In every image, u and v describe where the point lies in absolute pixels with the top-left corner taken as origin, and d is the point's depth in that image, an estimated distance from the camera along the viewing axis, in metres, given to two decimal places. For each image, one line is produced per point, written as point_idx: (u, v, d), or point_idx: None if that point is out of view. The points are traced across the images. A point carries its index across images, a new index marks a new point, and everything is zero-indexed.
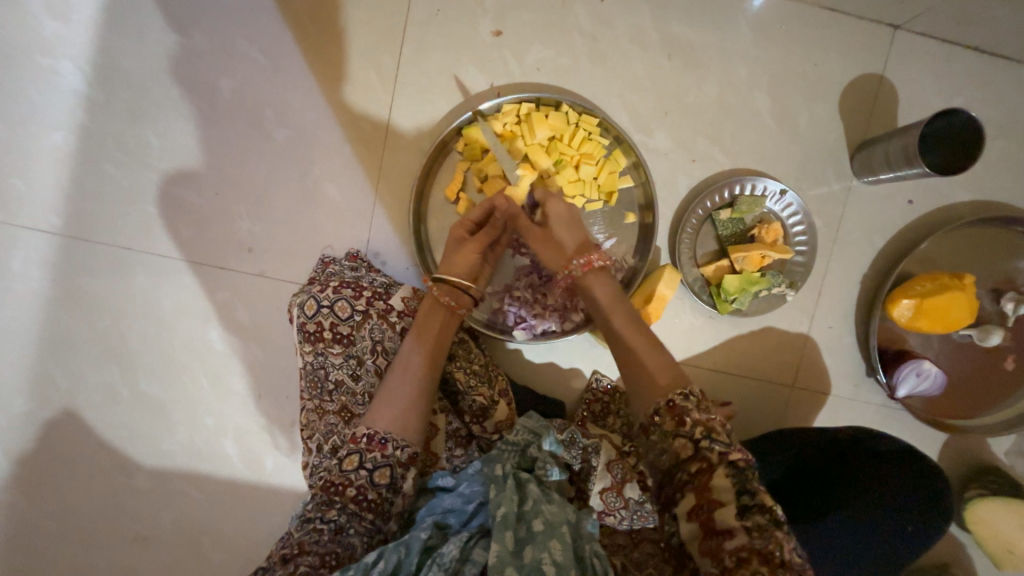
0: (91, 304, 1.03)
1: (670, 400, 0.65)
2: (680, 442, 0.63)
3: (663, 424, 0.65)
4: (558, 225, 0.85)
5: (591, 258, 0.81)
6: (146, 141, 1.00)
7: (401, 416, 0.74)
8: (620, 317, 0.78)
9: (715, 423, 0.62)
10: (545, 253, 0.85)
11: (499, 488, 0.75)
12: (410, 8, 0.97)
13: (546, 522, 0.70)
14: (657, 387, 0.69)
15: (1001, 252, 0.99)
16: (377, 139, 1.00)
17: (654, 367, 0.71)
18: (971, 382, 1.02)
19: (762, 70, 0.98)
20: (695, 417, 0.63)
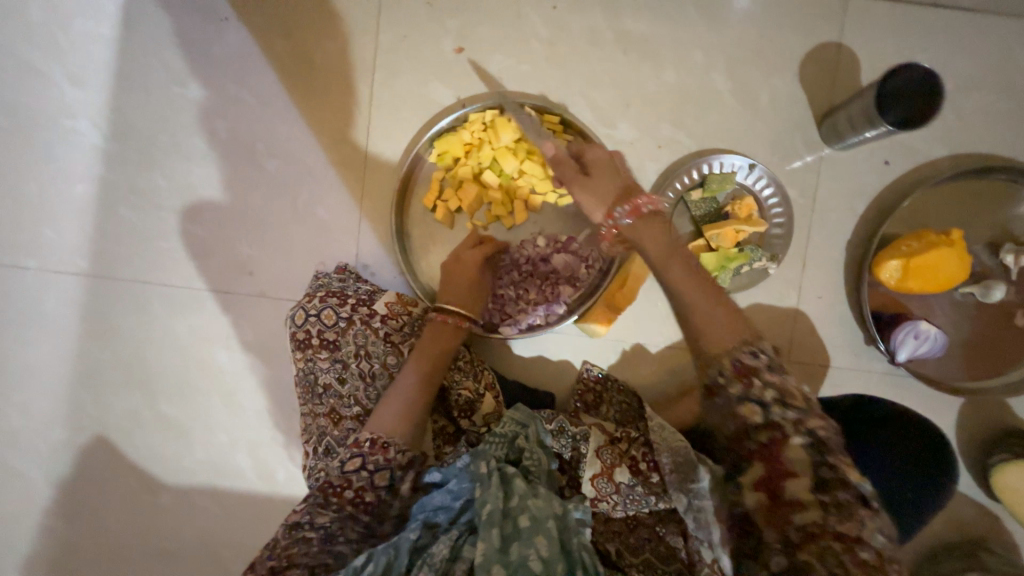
0: (116, 336, 1.13)
1: (738, 361, 0.64)
2: (747, 407, 0.62)
3: (729, 387, 0.64)
4: (603, 175, 0.82)
5: (637, 203, 0.77)
6: (155, 184, 1.10)
7: (403, 419, 0.80)
8: (677, 266, 0.72)
9: (791, 388, 0.62)
10: (585, 200, 0.82)
11: (484, 486, 0.74)
12: (378, 37, 1.06)
13: (532, 517, 0.71)
14: (724, 334, 0.66)
15: (992, 203, 0.96)
16: (358, 159, 1.07)
17: (718, 318, 0.67)
18: (981, 341, 0.97)
19: (718, 52, 1.00)
20: (766, 378, 0.62)
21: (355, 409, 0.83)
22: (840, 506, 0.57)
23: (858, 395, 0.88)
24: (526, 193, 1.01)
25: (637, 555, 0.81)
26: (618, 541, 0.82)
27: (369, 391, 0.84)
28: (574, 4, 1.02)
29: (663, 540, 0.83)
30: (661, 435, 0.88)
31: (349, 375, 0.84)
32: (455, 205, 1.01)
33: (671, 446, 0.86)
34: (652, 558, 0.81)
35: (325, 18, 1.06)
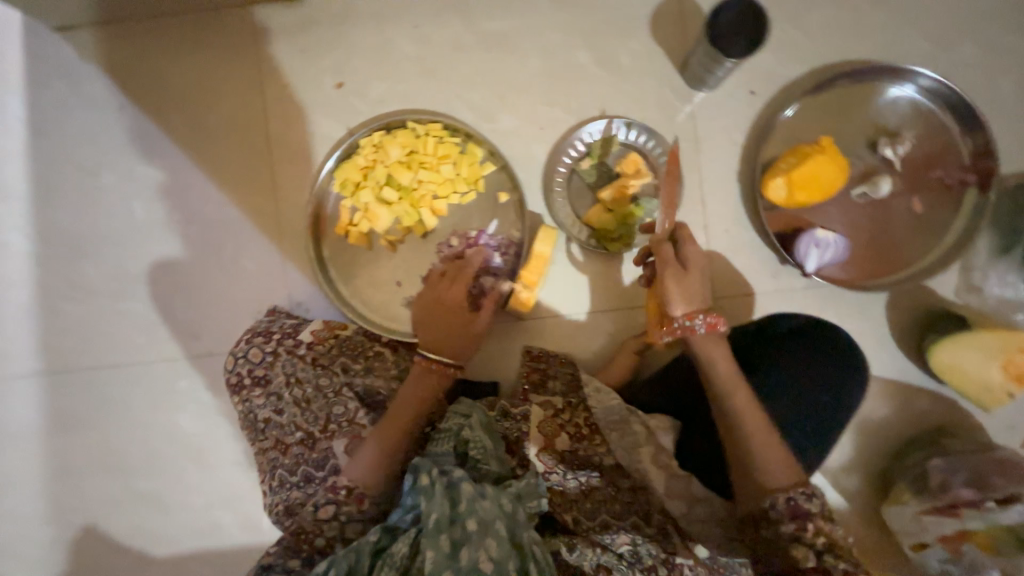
0: (82, 426, 1.17)
1: (794, 499, 0.72)
2: (795, 543, 0.72)
3: (780, 523, 0.73)
4: (697, 275, 0.80)
5: (715, 321, 0.78)
6: (90, 274, 1.16)
7: (379, 460, 0.81)
8: (744, 395, 0.77)
9: (836, 536, 0.71)
10: (675, 295, 0.78)
11: (427, 496, 0.71)
12: (264, 91, 1.12)
13: (481, 520, 0.69)
14: (782, 476, 0.74)
15: (860, 103, 0.99)
16: (270, 207, 1.13)
17: (775, 457, 0.74)
18: (887, 235, 1.00)
19: (572, 30, 1.06)
20: (816, 523, 0.71)
21: (297, 435, 0.86)
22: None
23: (765, 316, 0.93)
24: (430, 200, 1.05)
25: (594, 519, 0.81)
26: (575, 509, 0.82)
27: (307, 415, 0.86)
28: (431, 18, 1.09)
29: (617, 500, 0.83)
30: (599, 400, 0.91)
31: (285, 404, 0.87)
32: (366, 228, 1.06)
33: (608, 409, 0.89)
34: (609, 519, 0.81)
35: (211, 87, 1.13)
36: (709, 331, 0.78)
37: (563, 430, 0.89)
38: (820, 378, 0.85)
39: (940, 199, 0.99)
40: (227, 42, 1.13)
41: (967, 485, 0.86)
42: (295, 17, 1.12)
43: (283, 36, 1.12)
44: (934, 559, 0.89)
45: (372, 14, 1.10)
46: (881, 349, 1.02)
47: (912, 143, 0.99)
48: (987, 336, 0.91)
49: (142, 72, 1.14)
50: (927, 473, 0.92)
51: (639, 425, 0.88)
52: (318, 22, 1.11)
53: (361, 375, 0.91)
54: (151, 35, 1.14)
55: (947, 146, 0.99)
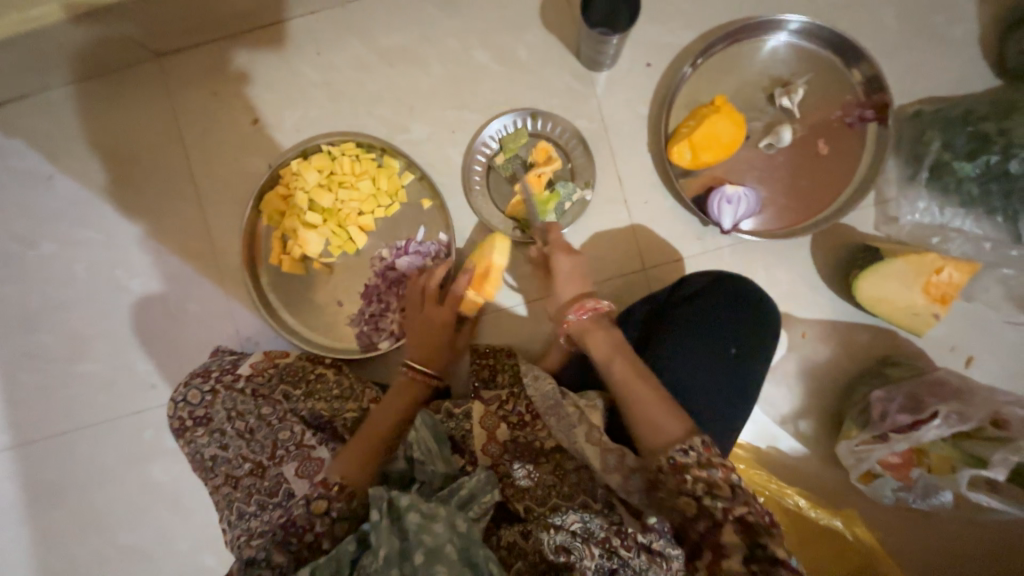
0: (55, 492, 1.18)
1: (671, 458, 0.70)
2: (684, 499, 0.69)
3: (669, 481, 0.70)
4: (562, 280, 0.89)
5: (585, 310, 0.86)
6: (42, 341, 1.17)
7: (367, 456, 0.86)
8: (620, 363, 0.80)
9: (718, 482, 0.67)
10: (551, 302, 0.91)
11: (375, 533, 0.70)
12: (184, 139, 1.16)
13: (428, 550, 0.69)
14: (663, 437, 0.72)
15: (749, 61, 1.04)
16: (206, 248, 1.15)
17: (659, 418, 0.74)
18: (800, 180, 1.02)
19: (467, 33, 1.10)
20: (695, 474, 0.69)
21: (246, 466, 0.89)
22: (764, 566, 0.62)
23: (678, 279, 0.94)
24: (356, 218, 1.08)
25: (544, 504, 0.81)
26: (526, 497, 0.83)
27: (252, 446, 0.90)
28: (333, 44, 1.12)
29: (565, 482, 0.84)
30: (535, 386, 0.90)
31: (229, 439, 0.91)
32: (298, 254, 1.08)
33: (543, 394, 0.89)
34: (558, 501, 0.82)
35: (134, 141, 1.16)
36: (591, 322, 0.86)
37: (504, 421, 0.90)
38: (726, 330, 0.84)
39: (844, 138, 1.02)
40: (142, 96, 1.16)
41: (904, 411, 0.88)
42: (204, 63, 1.15)
43: (195, 82, 1.15)
44: (887, 489, 0.88)
45: (276, 49, 1.13)
46: (814, 292, 1.03)
47: (805, 89, 1.02)
48: (900, 263, 0.92)
49: (64, 138, 1.17)
50: (870, 405, 0.93)
51: (571, 406, 0.86)
52: (228, 64, 1.15)
53: (303, 399, 0.94)
54: (68, 101, 1.17)
55: (842, 85, 1.02)
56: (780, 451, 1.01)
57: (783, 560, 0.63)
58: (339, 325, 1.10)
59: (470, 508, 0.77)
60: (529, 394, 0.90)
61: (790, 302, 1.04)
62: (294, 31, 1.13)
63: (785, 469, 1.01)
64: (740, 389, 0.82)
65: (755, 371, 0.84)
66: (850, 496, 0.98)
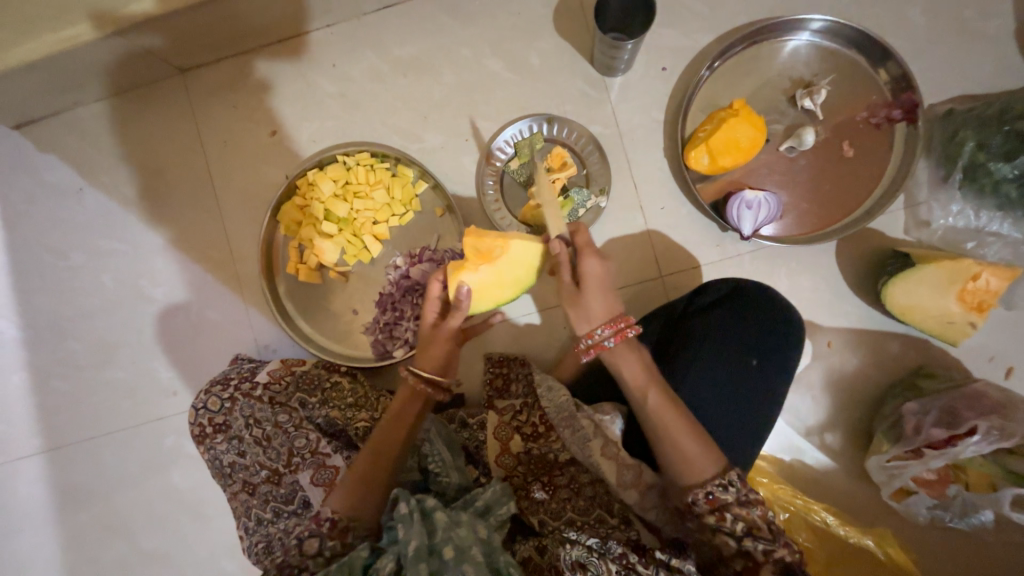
0: (83, 495, 1.21)
1: (710, 492, 0.69)
2: (720, 537, 0.69)
3: (703, 517, 0.70)
4: (590, 291, 0.77)
5: (622, 328, 0.76)
6: (71, 349, 1.21)
7: (358, 492, 0.77)
8: (655, 390, 0.73)
9: (757, 521, 0.68)
10: (574, 317, 0.78)
11: (405, 525, 0.71)
12: (205, 151, 1.18)
13: (457, 547, 0.70)
14: (699, 469, 0.71)
15: (768, 62, 1.01)
16: (226, 258, 1.18)
17: (693, 451, 0.71)
18: (824, 184, 0.99)
19: (480, 41, 1.10)
20: (734, 512, 0.69)
21: (263, 473, 0.90)
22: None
23: (697, 287, 0.91)
24: (371, 227, 1.08)
25: (559, 518, 0.81)
26: (541, 511, 0.82)
27: (268, 452, 0.91)
28: (347, 55, 1.14)
29: (581, 495, 0.83)
30: (550, 398, 0.88)
31: (246, 446, 0.92)
32: (314, 262, 1.09)
33: (558, 405, 0.86)
34: (574, 516, 0.81)
35: (158, 155, 1.20)
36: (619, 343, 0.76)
37: (517, 432, 0.90)
38: (747, 341, 0.82)
39: (870, 140, 0.98)
40: (165, 112, 1.20)
41: (940, 426, 0.83)
42: (224, 77, 1.18)
43: (216, 97, 1.18)
44: (921, 507, 0.85)
45: (293, 62, 1.16)
46: (839, 300, 1.00)
47: (828, 90, 0.99)
48: (932, 269, 0.87)
49: (93, 153, 1.21)
50: (902, 419, 0.89)
51: (585, 418, 0.83)
52: (246, 78, 1.17)
53: (319, 407, 0.95)
54: (95, 117, 1.21)
55: (868, 85, 0.99)
56: (806, 464, 0.98)
57: None
58: (355, 333, 1.11)
59: (487, 519, 0.78)
60: (543, 405, 0.89)
61: (814, 310, 1.00)
62: (310, 44, 1.15)
63: (811, 483, 0.97)
64: (762, 402, 0.80)
65: (778, 384, 0.81)
66: (882, 514, 0.93)
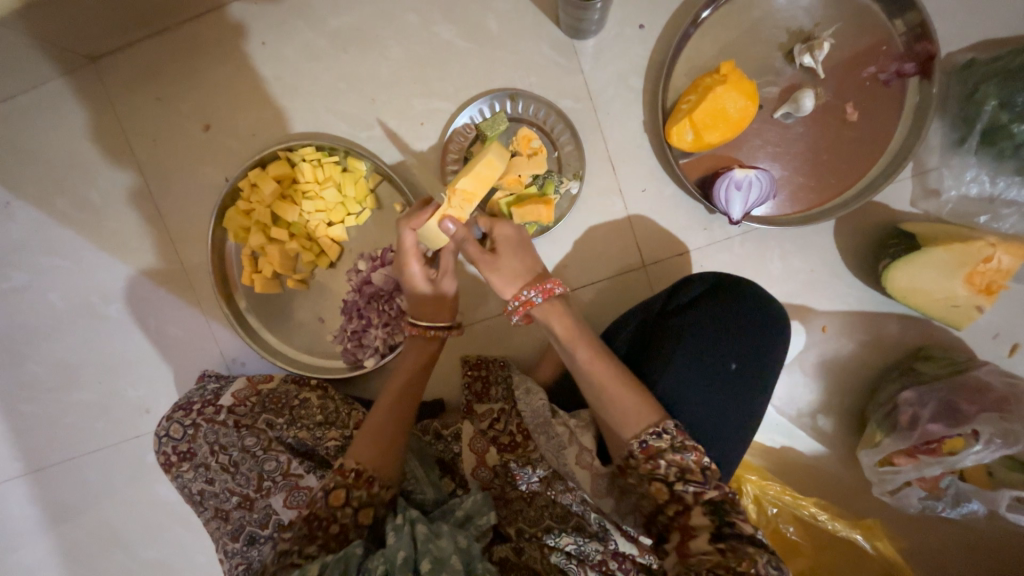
0: (71, 515, 1.18)
1: (643, 441, 0.67)
2: (656, 486, 0.67)
3: (639, 467, 0.68)
4: (508, 251, 0.77)
5: (547, 286, 0.75)
6: (33, 372, 1.15)
7: (380, 447, 0.77)
8: (585, 349, 0.73)
9: (690, 463, 0.65)
10: (496, 279, 0.76)
11: (396, 535, 0.68)
12: (135, 152, 1.06)
13: (435, 559, 0.65)
14: (636, 418, 0.68)
15: (762, 12, 0.87)
16: (178, 268, 1.09)
17: (630, 403, 0.69)
18: (823, 154, 0.88)
19: (428, 5, 0.95)
20: (669, 458, 0.66)
21: (234, 499, 0.87)
22: (733, 546, 0.59)
23: (677, 282, 0.84)
24: (325, 230, 0.99)
25: (537, 525, 0.79)
26: (519, 519, 0.80)
27: (238, 478, 0.87)
28: (279, 30, 0.99)
29: (557, 502, 0.80)
30: (526, 401, 0.85)
31: (214, 473, 0.89)
32: (269, 271, 1.00)
33: (533, 410, 0.83)
34: (552, 523, 0.79)
35: (85, 159, 1.08)
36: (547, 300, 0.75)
37: (494, 443, 0.85)
38: (727, 341, 0.75)
39: (877, 99, 0.86)
40: (86, 108, 1.06)
41: (938, 419, 0.79)
42: (144, 64, 1.04)
43: (137, 88, 1.04)
44: (913, 498, 0.82)
45: (219, 43, 1.01)
46: (837, 281, 0.92)
47: (832, 42, 0.85)
48: (938, 252, 0.79)
49: (15, 161, 1.09)
50: (898, 408, 0.84)
51: (561, 425, 0.80)
52: (170, 63, 1.03)
53: (288, 428, 0.90)
54: (9, 120, 1.08)
55: (878, 33, 0.85)
56: (798, 453, 0.94)
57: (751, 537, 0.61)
58: (324, 342, 1.05)
59: (467, 530, 0.75)
60: (520, 411, 0.85)
61: (808, 293, 0.93)
62: (237, 19, 1.00)
63: (803, 471, 0.94)
64: (747, 407, 0.75)
65: (762, 384, 0.75)
66: (871, 497, 0.92)
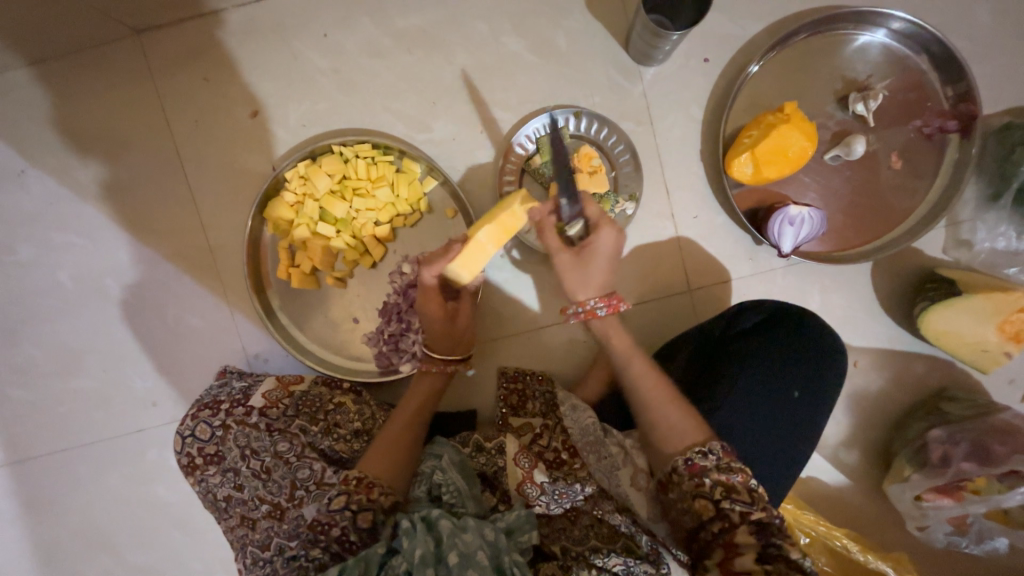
0: (55, 511, 1.09)
1: (689, 459, 0.67)
2: (700, 503, 0.65)
3: (682, 483, 0.67)
4: (597, 260, 0.74)
5: (615, 302, 0.75)
6: (29, 355, 1.07)
7: (388, 460, 0.77)
8: (640, 361, 0.75)
9: (735, 485, 0.64)
10: (569, 276, 0.75)
11: (410, 536, 0.67)
12: (172, 131, 1.02)
13: (462, 553, 0.66)
14: (676, 437, 0.69)
15: (821, 59, 0.91)
16: (204, 256, 1.04)
17: (676, 418, 0.70)
18: (870, 196, 0.92)
19: (498, 16, 0.96)
20: (714, 477, 0.65)
21: (263, 508, 0.82)
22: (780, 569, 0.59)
23: (735, 307, 0.86)
24: (374, 229, 0.96)
25: (583, 545, 0.76)
26: (563, 538, 0.77)
27: (269, 486, 0.82)
28: (342, 24, 0.98)
29: (603, 522, 0.78)
30: (575, 417, 0.88)
31: (243, 479, 0.84)
32: (309, 267, 0.97)
33: (582, 427, 0.87)
34: (598, 543, 0.76)
35: (116, 133, 1.02)
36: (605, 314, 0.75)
37: (540, 458, 0.86)
38: (788, 371, 0.77)
39: (920, 152, 0.92)
40: (123, 81, 1.01)
41: (970, 459, 0.83)
42: (192, 43, 1.00)
43: (183, 65, 1.00)
44: (939, 533, 0.86)
45: (278, 29, 0.98)
46: (870, 319, 0.96)
47: (883, 94, 0.90)
48: (977, 300, 0.84)
49: (38, 128, 1.02)
50: (928, 445, 0.88)
51: (614, 445, 0.85)
52: (221, 45, 1.00)
53: (323, 436, 0.86)
54: (36, 86, 1.02)
55: (925, 90, 0.91)
56: (825, 483, 0.97)
57: (800, 564, 0.60)
58: (355, 343, 1.01)
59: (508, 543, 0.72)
60: (567, 427, 0.88)
61: (843, 329, 0.97)
62: (299, 8, 0.98)
63: (828, 502, 0.96)
64: (799, 437, 0.76)
65: (818, 417, 0.77)
66: (890, 530, 0.95)
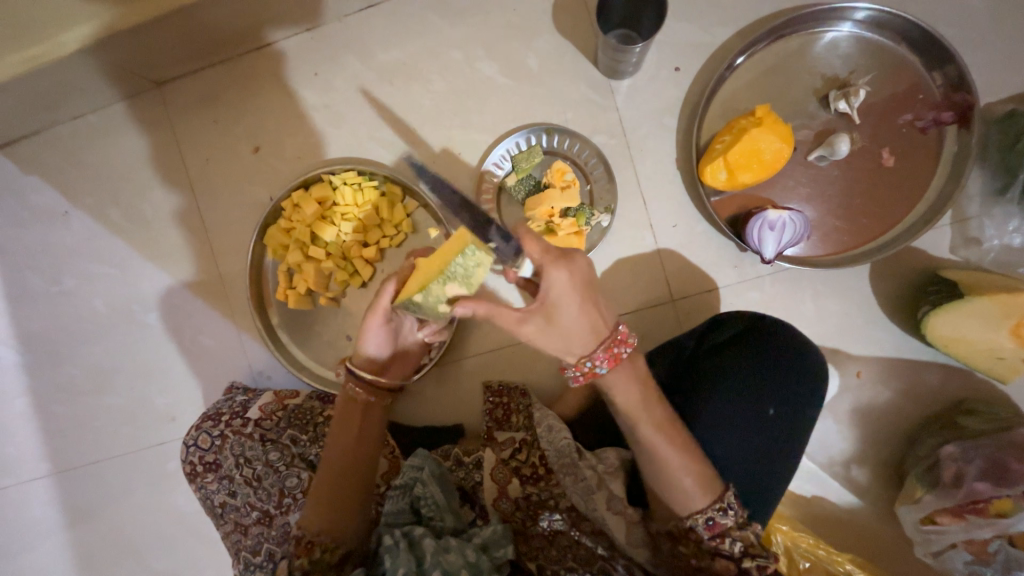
0: (90, 517, 1.20)
1: (710, 518, 0.68)
2: (721, 560, 0.68)
3: (702, 542, 0.69)
4: (574, 315, 0.68)
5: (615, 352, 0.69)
6: (69, 374, 1.19)
7: (323, 511, 0.74)
8: (657, 411, 0.69)
9: (753, 539, 0.68)
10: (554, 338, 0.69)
11: (393, 553, 0.67)
12: (187, 169, 1.13)
13: (446, 572, 0.66)
14: (698, 497, 0.68)
15: (797, 59, 0.89)
16: (215, 281, 1.13)
17: (694, 477, 0.68)
18: (861, 195, 0.88)
19: (472, 43, 1.00)
20: (733, 535, 0.68)
21: (254, 514, 0.88)
22: None
23: (711, 318, 0.84)
24: (361, 251, 1.01)
25: (561, 563, 0.74)
26: (541, 557, 0.76)
27: (259, 493, 0.88)
28: (331, 62, 1.06)
29: (581, 543, 0.76)
30: (549, 439, 0.83)
31: (237, 486, 0.90)
32: (304, 288, 1.03)
33: (558, 449, 0.82)
34: (575, 564, 0.74)
35: (141, 173, 1.15)
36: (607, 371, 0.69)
37: (516, 474, 0.84)
38: (765, 386, 0.74)
39: (914, 146, 0.87)
40: (147, 128, 1.14)
41: (986, 479, 0.76)
42: (203, 90, 1.11)
43: (195, 110, 1.12)
44: (958, 562, 0.78)
45: (275, 72, 1.08)
46: (872, 326, 0.90)
47: (867, 90, 0.87)
48: (984, 302, 0.77)
49: (78, 173, 1.17)
50: (941, 463, 0.81)
51: (588, 469, 0.79)
52: (227, 90, 1.10)
53: (311, 445, 0.91)
54: (77, 136, 1.16)
55: (914, 83, 0.87)
56: (831, 503, 0.90)
57: None
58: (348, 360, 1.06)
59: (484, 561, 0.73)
60: (543, 446, 0.84)
61: (842, 338, 0.91)
62: (293, 51, 1.07)
63: (836, 525, 0.90)
64: (779, 455, 0.73)
65: (799, 433, 0.74)
66: (908, 556, 0.88)
